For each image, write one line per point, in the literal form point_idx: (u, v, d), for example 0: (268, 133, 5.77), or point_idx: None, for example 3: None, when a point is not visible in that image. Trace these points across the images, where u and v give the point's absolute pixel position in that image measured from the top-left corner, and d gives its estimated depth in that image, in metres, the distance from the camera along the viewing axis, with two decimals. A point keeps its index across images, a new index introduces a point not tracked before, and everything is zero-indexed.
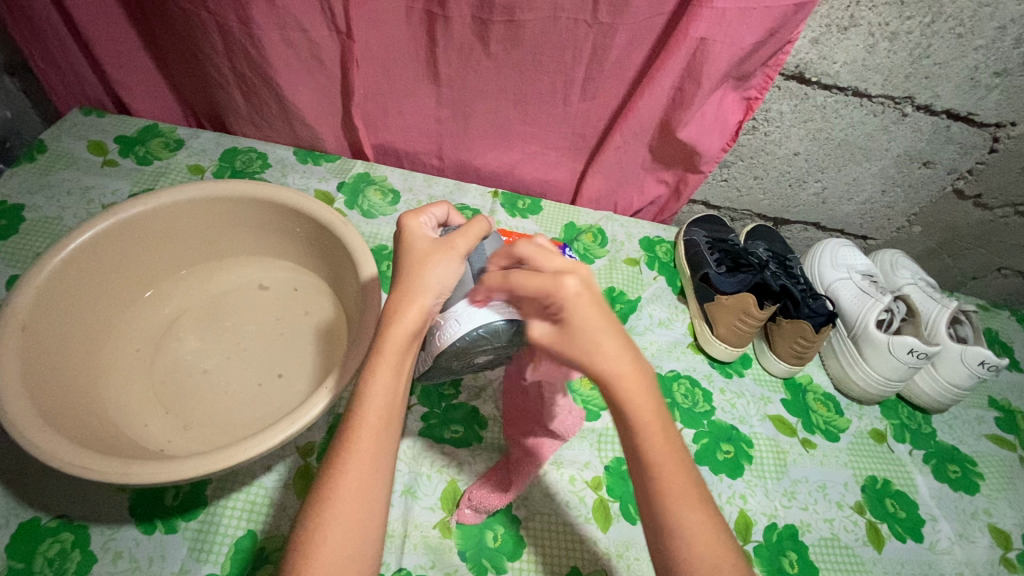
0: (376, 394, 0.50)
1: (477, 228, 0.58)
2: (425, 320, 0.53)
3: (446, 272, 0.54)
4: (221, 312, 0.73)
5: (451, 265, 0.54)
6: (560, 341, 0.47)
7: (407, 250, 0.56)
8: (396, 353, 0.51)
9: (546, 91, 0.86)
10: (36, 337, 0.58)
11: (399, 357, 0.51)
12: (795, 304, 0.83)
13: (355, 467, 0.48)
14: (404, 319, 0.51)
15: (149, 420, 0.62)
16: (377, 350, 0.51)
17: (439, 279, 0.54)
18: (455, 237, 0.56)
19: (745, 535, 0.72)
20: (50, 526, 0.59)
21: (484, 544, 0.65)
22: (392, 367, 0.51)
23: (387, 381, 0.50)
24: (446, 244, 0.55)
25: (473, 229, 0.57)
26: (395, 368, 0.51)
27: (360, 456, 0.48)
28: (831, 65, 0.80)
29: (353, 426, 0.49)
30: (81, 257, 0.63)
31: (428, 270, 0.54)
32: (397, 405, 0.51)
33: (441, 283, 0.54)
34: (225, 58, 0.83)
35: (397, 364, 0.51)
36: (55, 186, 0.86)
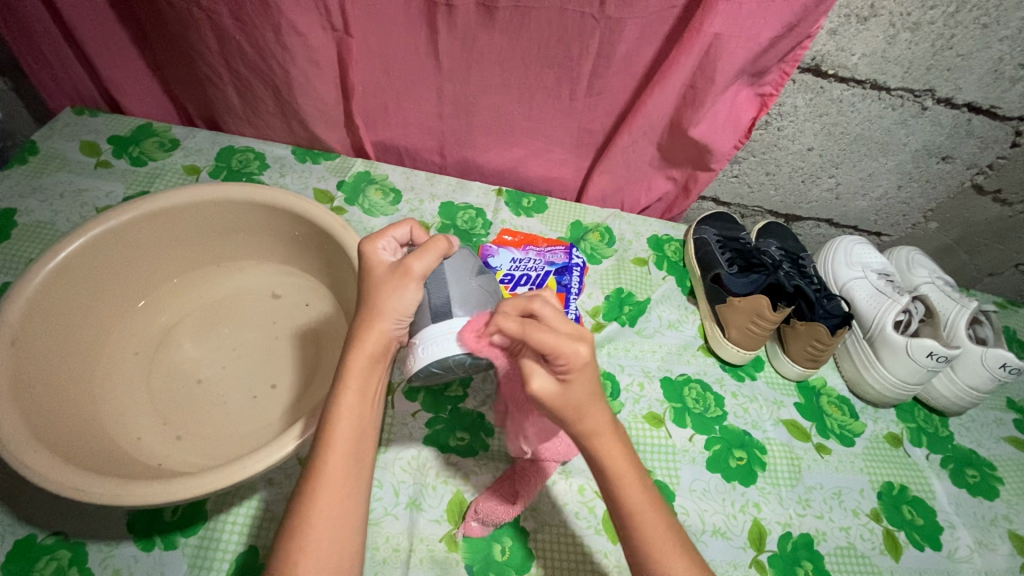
0: (345, 418, 0.51)
1: (435, 248, 0.55)
2: (389, 345, 0.54)
3: (404, 300, 0.54)
4: (217, 320, 0.70)
5: (406, 292, 0.53)
6: (561, 399, 0.47)
7: (368, 276, 0.56)
8: (360, 376, 0.53)
9: (552, 86, 0.83)
10: (27, 350, 0.56)
11: (367, 379, 0.53)
12: (809, 305, 0.81)
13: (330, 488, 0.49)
14: (364, 344, 0.53)
15: (146, 432, 0.61)
16: (345, 374, 0.53)
17: (402, 308, 0.54)
18: (411, 261, 0.54)
19: (759, 545, 0.70)
20: (47, 544, 0.58)
21: (492, 557, 0.63)
22: (358, 391, 0.52)
23: (354, 403, 0.52)
24: (400, 271, 0.54)
25: (433, 250, 0.55)
26: (361, 391, 0.53)
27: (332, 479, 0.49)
28: (849, 57, 0.77)
29: (324, 452, 0.50)
30: (73, 265, 0.61)
31: (386, 298, 0.53)
32: (368, 424, 0.53)
33: (400, 310, 0.54)
34: (219, 56, 0.81)
35: (362, 387, 0.53)
36: (47, 189, 0.83)
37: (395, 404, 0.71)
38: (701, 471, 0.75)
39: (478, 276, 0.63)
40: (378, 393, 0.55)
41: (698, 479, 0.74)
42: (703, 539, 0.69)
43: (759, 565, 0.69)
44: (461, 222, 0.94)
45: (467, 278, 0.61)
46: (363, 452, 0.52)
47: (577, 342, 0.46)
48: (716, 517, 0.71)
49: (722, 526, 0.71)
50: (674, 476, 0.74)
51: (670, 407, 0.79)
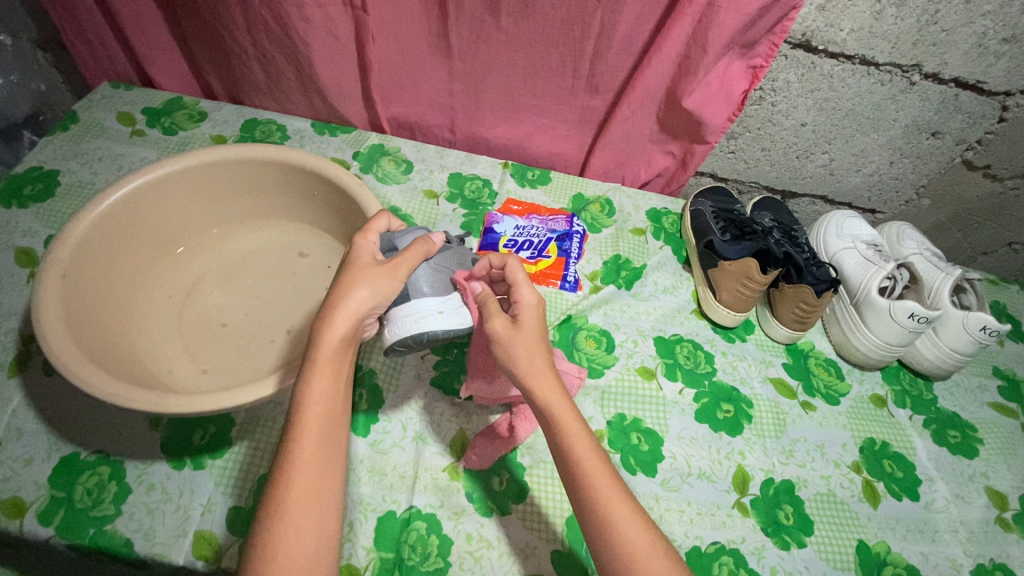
0: (315, 401, 0.53)
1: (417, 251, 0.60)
2: (355, 329, 0.55)
3: (381, 288, 0.56)
4: (242, 270, 0.76)
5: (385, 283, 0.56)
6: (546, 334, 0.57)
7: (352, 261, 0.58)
8: (330, 359, 0.54)
9: (556, 63, 0.88)
10: (75, 285, 0.62)
11: (338, 361, 0.54)
12: (798, 270, 0.85)
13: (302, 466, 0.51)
14: (332, 327, 0.53)
15: (178, 365, 0.67)
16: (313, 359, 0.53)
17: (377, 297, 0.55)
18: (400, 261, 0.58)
19: (743, 489, 0.75)
20: (89, 460, 0.64)
21: (490, 487, 0.68)
22: (329, 374, 0.53)
23: (325, 384, 0.53)
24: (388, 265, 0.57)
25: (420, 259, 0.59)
26: (331, 374, 0.54)
27: (303, 457, 0.51)
28: (837, 33, 0.81)
29: (295, 431, 0.52)
30: (115, 213, 0.67)
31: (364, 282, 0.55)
32: (338, 404, 0.54)
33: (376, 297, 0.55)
34: (245, 32, 0.87)
35: (333, 370, 0.53)
36: (88, 154, 0.90)
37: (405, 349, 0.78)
38: (690, 421, 0.79)
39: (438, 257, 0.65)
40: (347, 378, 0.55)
41: (686, 428, 0.79)
42: (689, 481, 0.74)
43: (742, 506, 0.73)
44: (468, 191, 0.99)
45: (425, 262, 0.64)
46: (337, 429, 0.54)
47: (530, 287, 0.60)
48: (702, 462, 0.76)
49: (707, 470, 0.76)
50: (663, 425, 0.78)
51: (662, 362, 0.84)
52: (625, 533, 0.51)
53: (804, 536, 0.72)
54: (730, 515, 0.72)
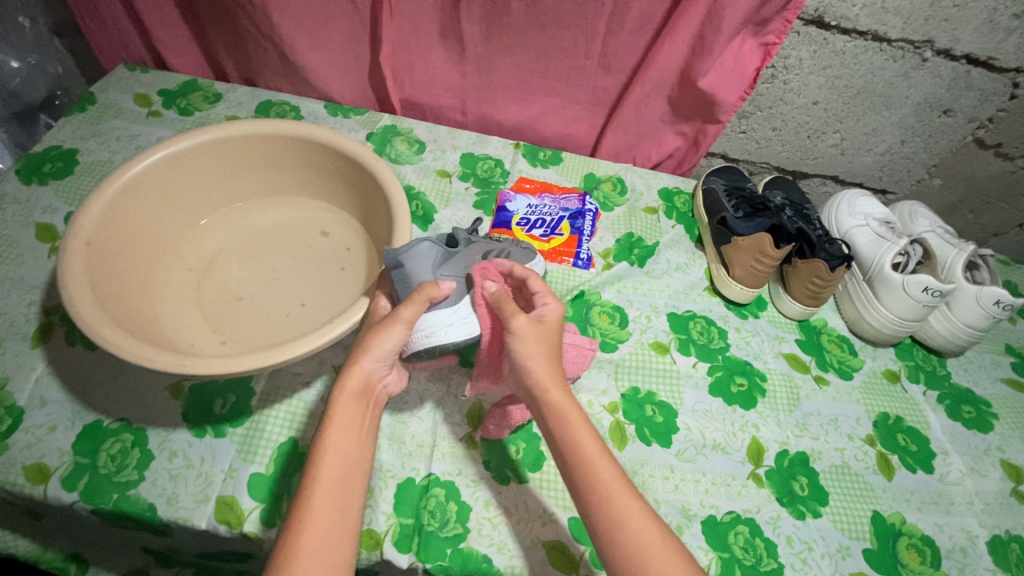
0: (329, 450, 0.53)
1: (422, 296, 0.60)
2: (370, 383, 0.58)
3: (388, 339, 0.58)
4: (260, 245, 0.77)
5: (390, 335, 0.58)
6: None
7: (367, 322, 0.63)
8: (346, 413, 0.56)
9: (567, 43, 0.88)
10: (99, 253, 0.63)
11: (352, 417, 0.56)
12: (810, 246, 0.86)
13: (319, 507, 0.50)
14: (348, 381, 0.57)
15: (198, 336, 0.67)
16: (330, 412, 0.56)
17: (387, 346, 0.58)
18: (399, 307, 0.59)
19: (757, 460, 0.75)
20: (112, 428, 0.65)
21: (507, 456, 0.69)
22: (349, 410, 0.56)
23: (340, 436, 0.54)
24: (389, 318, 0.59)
25: (417, 297, 0.60)
26: (346, 428, 0.55)
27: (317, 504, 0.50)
28: (850, 8, 0.81)
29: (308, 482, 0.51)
30: (137, 186, 0.69)
31: (374, 335, 0.58)
32: (354, 457, 0.54)
33: (383, 350, 0.58)
34: (260, 11, 0.88)
35: (346, 422, 0.55)
36: (105, 133, 0.91)
37: None
38: (703, 394, 0.80)
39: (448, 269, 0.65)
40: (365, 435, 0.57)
41: (699, 401, 0.79)
42: (704, 452, 0.74)
43: (757, 477, 0.74)
44: (480, 170, 1.00)
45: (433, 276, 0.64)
46: (351, 480, 0.53)
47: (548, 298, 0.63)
48: (716, 434, 0.76)
49: (721, 441, 0.76)
50: (678, 398, 0.79)
51: (676, 337, 0.85)
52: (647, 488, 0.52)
53: (819, 507, 0.73)
54: (746, 485, 0.73)
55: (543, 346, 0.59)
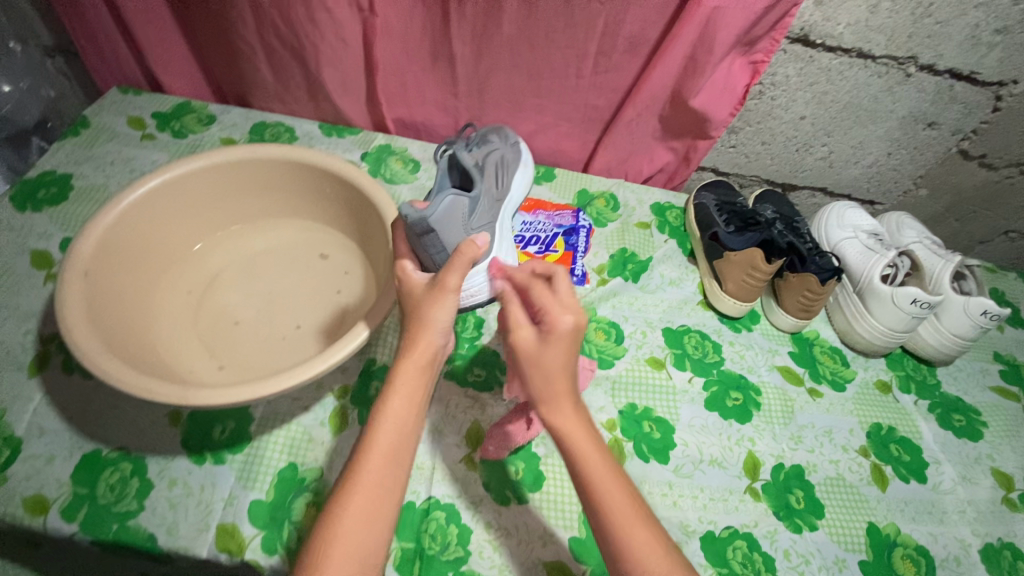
0: (389, 418, 0.53)
1: (464, 259, 0.56)
2: (436, 355, 0.57)
3: (445, 311, 0.56)
4: (257, 268, 0.77)
5: (444, 304, 0.56)
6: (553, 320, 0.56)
7: (410, 297, 0.60)
8: (410, 383, 0.55)
9: (559, 64, 0.89)
10: (96, 282, 0.64)
11: (415, 391, 0.55)
12: (801, 260, 0.87)
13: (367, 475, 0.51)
14: (415, 353, 0.56)
15: (195, 361, 0.67)
16: (394, 379, 0.55)
17: (444, 318, 0.56)
18: (444, 276, 0.56)
19: (754, 474, 0.76)
20: (111, 457, 0.65)
21: (506, 477, 0.70)
22: (409, 389, 0.55)
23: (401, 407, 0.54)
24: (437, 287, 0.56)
25: (459, 260, 0.56)
26: (409, 398, 0.55)
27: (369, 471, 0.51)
28: (835, 27, 0.83)
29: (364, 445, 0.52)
30: (133, 214, 0.69)
31: (428, 313, 0.57)
32: (411, 428, 0.54)
33: (443, 322, 0.56)
34: (255, 34, 0.88)
35: (410, 393, 0.55)
36: (99, 157, 0.91)
37: None
38: (699, 409, 0.81)
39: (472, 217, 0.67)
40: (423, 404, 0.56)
41: (695, 416, 0.80)
42: (701, 468, 0.75)
43: (754, 491, 0.75)
44: None
45: (461, 228, 0.65)
46: (405, 451, 0.53)
47: (565, 310, 0.55)
48: (713, 449, 0.77)
49: (718, 457, 0.77)
50: (674, 414, 0.79)
51: (671, 352, 0.86)
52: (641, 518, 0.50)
53: (815, 519, 0.74)
54: (743, 500, 0.74)
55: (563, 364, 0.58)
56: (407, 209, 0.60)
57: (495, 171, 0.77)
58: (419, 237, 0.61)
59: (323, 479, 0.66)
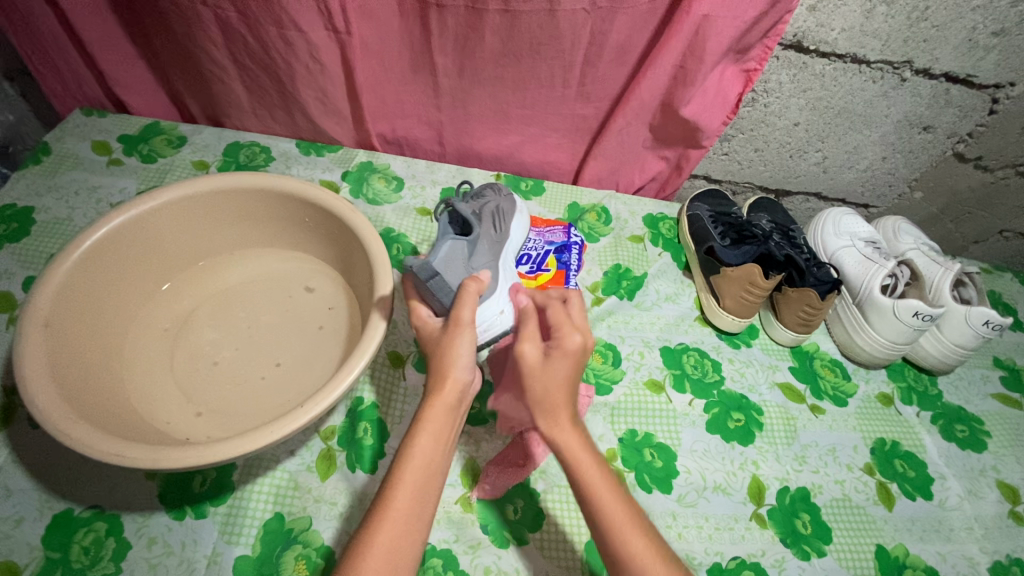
0: (416, 461, 0.50)
1: (473, 293, 0.57)
2: (464, 393, 0.55)
3: (465, 346, 0.55)
4: (235, 303, 0.74)
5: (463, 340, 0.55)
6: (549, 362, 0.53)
7: (427, 341, 0.58)
8: (438, 421, 0.53)
9: (545, 76, 0.85)
10: (59, 333, 0.60)
11: (442, 430, 0.53)
12: (799, 273, 0.84)
13: (392, 519, 0.48)
14: (442, 394, 0.54)
15: (170, 409, 0.64)
16: (421, 419, 0.52)
17: (466, 353, 0.55)
18: (457, 311, 0.56)
19: (759, 500, 0.74)
20: (84, 516, 0.61)
21: (505, 517, 0.67)
22: (437, 429, 0.52)
23: (428, 446, 0.51)
24: (453, 324, 0.56)
25: (470, 295, 0.57)
26: (435, 438, 0.52)
27: (395, 513, 0.48)
28: (829, 33, 0.80)
29: (391, 486, 0.49)
30: (97, 254, 0.65)
31: (449, 350, 0.55)
32: (437, 468, 0.52)
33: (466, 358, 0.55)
34: (223, 52, 0.83)
35: (438, 431, 0.52)
36: (63, 188, 0.86)
37: (406, 376, 0.75)
38: (701, 432, 0.78)
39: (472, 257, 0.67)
40: (448, 444, 0.54)
41: (697, 440, 0.77)
42: (705, 495, 0.73)
43: (760, 518, 0.72)
44: None
45: (462, 268, 0.66)
46: (432, 490, 0.50)
47: (575, 329, 0.54)
48: (716, 475, 0.75)
49: (722, 483, 0.75)
50: (675, 439, 0.77)
51: (670, 374, 0.83)
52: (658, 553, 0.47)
53: (823, 545, 0.72)
54: (749, 527, 0.72)
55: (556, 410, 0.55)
56: (411, 261, 0.59)
57: (491, 218, 0.77)
58: (425, 284, 0.59)
59: (311, 530, 0.63)
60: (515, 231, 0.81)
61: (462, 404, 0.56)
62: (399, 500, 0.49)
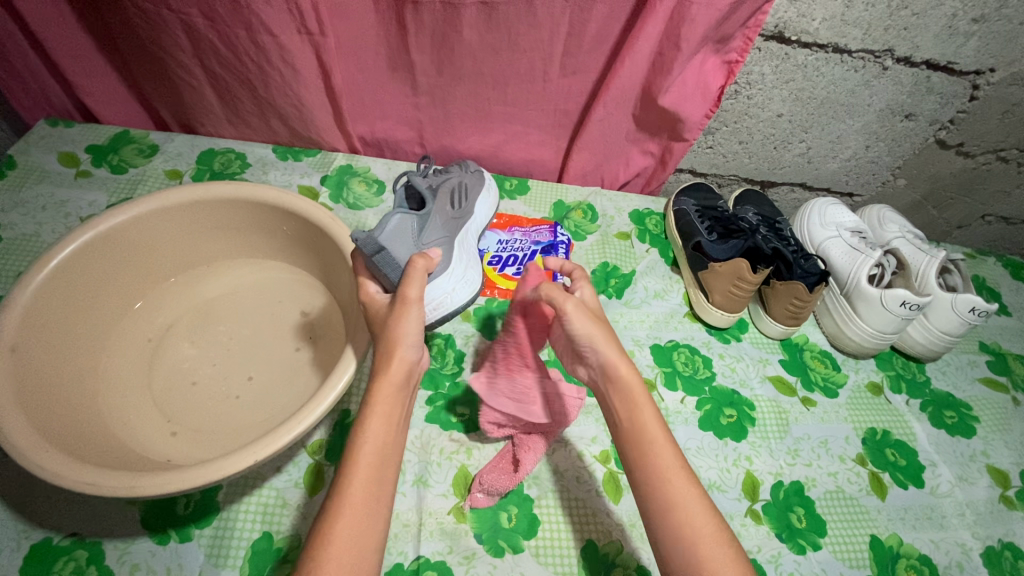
0: (372, 442, 0.49)
1: (420, 267, 0.57)
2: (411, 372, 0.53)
3: (412, 325, 0.54)
4: (213, 317, 0.72)
5: (411, 316, 0.53)
6: None
7: (374, 318, 0.57)
8: (387, 402, 0.51)
9: (526, 71, 0.84)
10: (27, 357, 0.57)
11: (391, 408, 0.51)
12: (787, 266, 0.84)
13: (358, 515, 0.46)
14: (387, 371, 0.52)
15: (150, 429, 0.62)
16: (370, 400, 0.51)
17: (414, 330, 0.53)
18: (405, 288, 0.55)
19: (753, 495, 0.74)
20: (63, 545, 0.59)
21: (499, 525, 0.66)
22: (384, 413, 0.51)
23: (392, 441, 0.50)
24: (399, 300, 0.54)
25: (417, 271, 0.56)
26: (386, 417, 0.51)
27: (367, 520, 0.46)
28: (810, 22, 0.79)
29: (345, 470, 0.48)
30: (65, 273, 0.63)
31: (397, 328, 0.53)
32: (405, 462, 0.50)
33: (413, 335, 0.53)
34: (192, 58, 0.81)
35: (388, 411, 0.51)
36: (29, 202, 0.83)
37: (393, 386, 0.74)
38: (693, 430, 0.78)
39: (422, 234, 0.65)
40: (401, 422, 0.52)
41: (688, 437, 0.77)
42: None
43: (755, 513, 0.72)
44: None
45: (411, 245, 0.63)
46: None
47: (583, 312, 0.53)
48: (711, 472, 0.75)
49: (716, 480, 0.74)
50: None
51: (661, 371, 0.82)
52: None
53: (818, 538, 0.72)
54: (744, 524, 0.71)
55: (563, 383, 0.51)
56: (355, 235, 0.57)
57: (450, 193, 0.77)
58: (371, 259, 0.57)
59: (300, 549, 0.61)
60: (479, 212, 0.79)
61: (411, 383, 0.54)
62: (370, 496, 0.47)
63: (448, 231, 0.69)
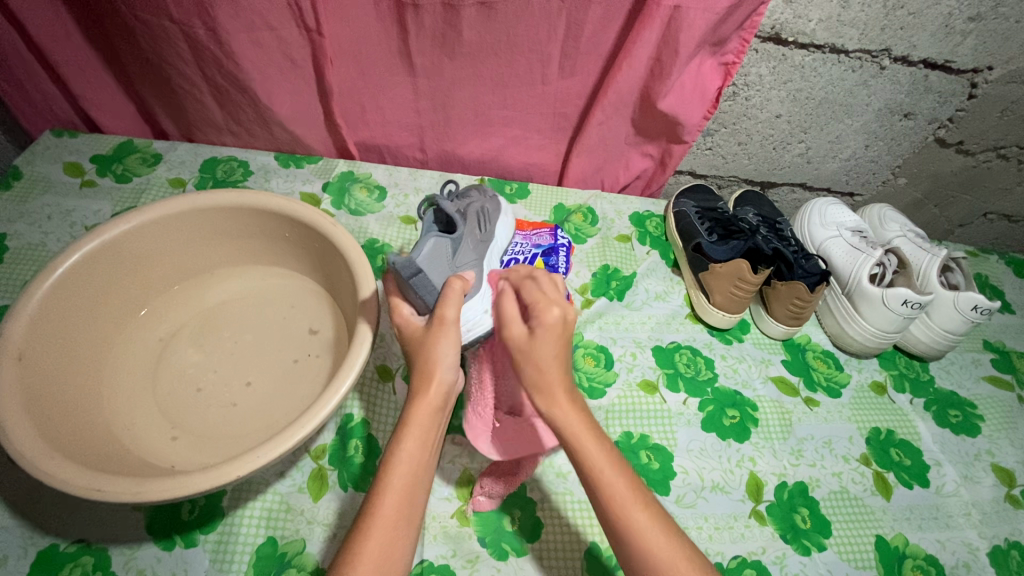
0: (402, 458, 0.49)
1: (457, 291, 0.56)
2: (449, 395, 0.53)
3: (447, 346, 0.53)
4: (216, 324, 0.72)
5: (449, 337, 0.53)
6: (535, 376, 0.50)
7: (411, 338, 0.57)
8: (423, 423, 0.51)
9: (523, 74, 0.84)
10: (33, 365, 0.58)
11: (428, 429, 0.50)
12: (788, 266, 0.84)
13: (374, 530, 0.46)
14: (426, 394, 0.51)
15: (153, 435, 0.62)
16: (406, 419, 0.50)
17: (451, 352, 0.53)
18: (441, 309, 0.55)
19: (757, 496, 0.74)
20: (69, 552, 0.59)
21: (502, 528, 0.66)
22: (420, 436, 0.50)
23: (409, 450, 0.49)
24: (437, 322, 0.54)
25: (454, 293, 0.56)
26: (422, 438, 0.50)
27: (376, 530, 0.46)
28: (806, 24, 0.80)
29: (378, 490, 0.47)
30: (70, 281, 0.64)
31: (432, 349, 0.53)
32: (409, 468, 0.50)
33: (449, 357, 0.53)
34: (193, 67, 0.82)
35: (423, 434, 0.50)
36: (35, 212, 0.84)
37: (395, 390, 0.74)
38: (697, 431, 0.78)
39: (456, 256, 0.65)
40: (436, 444, 0.52)
41: (693, 438, 0.77)
42: (703, 495, 0.72)
43: (759, 514, 0.72)
44: None
45: (445, 268, 0.63)
46: (418, 492, 0.49)
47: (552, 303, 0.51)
48: (714, 474, 0.74)
49: (720, 481, 0.74)
50: (671, 439, 0.76)
51: (663, 373, 0.82)
52: (660, 554, 0.46)
53: (823, 538, 0.71)
54: (748, 525, 0.71)
55: (556, 394, 0.49)
56: (394, 257, 0.57)
57: (478, 219, 0.73)
58: (407, 282, 0.57)
59: (304, 553, 0.62)
60: (501, 235, 0.77)
61: (447, 404, 0.54)
62: (377, 502, 0.47)
63: (479, 254, 0.67)
